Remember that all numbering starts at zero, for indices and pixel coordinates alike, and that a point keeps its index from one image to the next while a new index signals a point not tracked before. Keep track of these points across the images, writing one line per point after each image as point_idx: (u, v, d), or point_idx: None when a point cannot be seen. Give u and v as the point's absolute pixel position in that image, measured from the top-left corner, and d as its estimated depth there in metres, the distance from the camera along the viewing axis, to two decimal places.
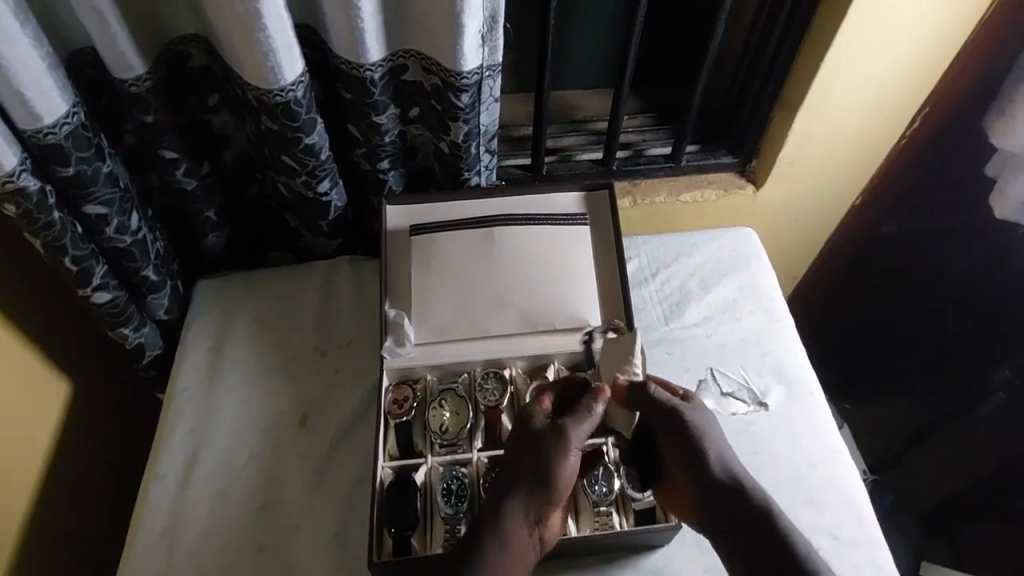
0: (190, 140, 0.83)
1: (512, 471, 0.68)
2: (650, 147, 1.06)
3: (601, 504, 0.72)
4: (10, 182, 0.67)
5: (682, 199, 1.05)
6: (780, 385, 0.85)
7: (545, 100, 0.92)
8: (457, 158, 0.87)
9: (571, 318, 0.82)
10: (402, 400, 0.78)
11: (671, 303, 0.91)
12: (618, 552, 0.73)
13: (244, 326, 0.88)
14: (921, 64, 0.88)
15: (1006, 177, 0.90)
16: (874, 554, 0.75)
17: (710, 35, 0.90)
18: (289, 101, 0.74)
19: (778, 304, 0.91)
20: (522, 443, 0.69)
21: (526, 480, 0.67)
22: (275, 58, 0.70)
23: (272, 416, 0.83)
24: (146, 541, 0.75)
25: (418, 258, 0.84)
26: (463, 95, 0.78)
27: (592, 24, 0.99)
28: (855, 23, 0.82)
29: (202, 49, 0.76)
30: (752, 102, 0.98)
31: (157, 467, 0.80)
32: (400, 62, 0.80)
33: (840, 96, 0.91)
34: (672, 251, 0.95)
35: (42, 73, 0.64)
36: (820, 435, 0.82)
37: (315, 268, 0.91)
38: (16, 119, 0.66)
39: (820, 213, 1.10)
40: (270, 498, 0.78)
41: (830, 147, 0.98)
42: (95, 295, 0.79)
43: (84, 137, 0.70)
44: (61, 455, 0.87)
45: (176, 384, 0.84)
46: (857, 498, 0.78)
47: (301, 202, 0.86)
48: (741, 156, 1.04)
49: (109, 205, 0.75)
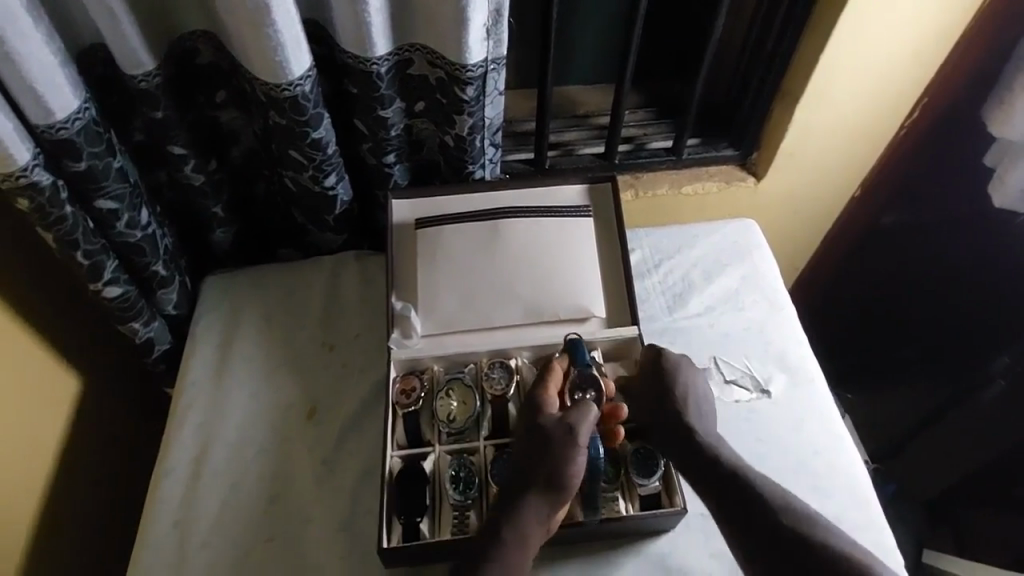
0: (198, 136, 0.84)
1: (534, 468, 0.68)
2: (652, 141, 1.07)
3: (608, 489, 0.74)
4: (24, 177, 0.68)
5: (683, 192, 1.06)
6: (782, 373, 0.86)
7: (547, 94, 0.93)
8: (462, 152, 0.87)
9: (575, 309, 0.83)
10: (409, 390, 0.78)
11: (674, 293, 0.92)
12: (626, 537, 0.74)
13: (251, 319, 0.89)
14: (920, 54, 0.89)
15: (1006, 165, 0.90)
16: (878, 536, 0.76)
17: (711, 28, 0.91)
18: (298, 96, 0.75)
19: (780, 292, 0.92)
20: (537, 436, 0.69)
21: (546, 476, 0.67)
22: (283, 54, 0.71)
23: (280, 408, 0.83)
24: (158, 532, 0.76)
25: (425, 251, 0.85)
26: (468, 88, 0.79)
27: (594, 21, 1.00)
28: (854, 15, 0.83)
29: (210, 45, 0.77)
30: (752, 95, 0.99)
31: (168, 460, 0.81)
32: (406, 56, 0.81)
33: (840, 87, 0.92)
34: (674, 242, 0.96)
35: (55, 69, 0.65)
36: (822, 421, 0.83)
37: (322, 262, 0.92)
38: (28, 115, 0.67)
39: (820, 204, 1.11)
40: (278, 490, 0.79)
41: (830, 138, 0.99)
42: (106, 290, 0.80)
43: (95, 133, 0.71)
44: (72, 448, 0.88)
45: (185, 379, 0.85)
46: (859, 482, 0.79)
47: (307, 196, 0.87)
48: (742, 148, 1.05)
49: (119, 200, 0.76)
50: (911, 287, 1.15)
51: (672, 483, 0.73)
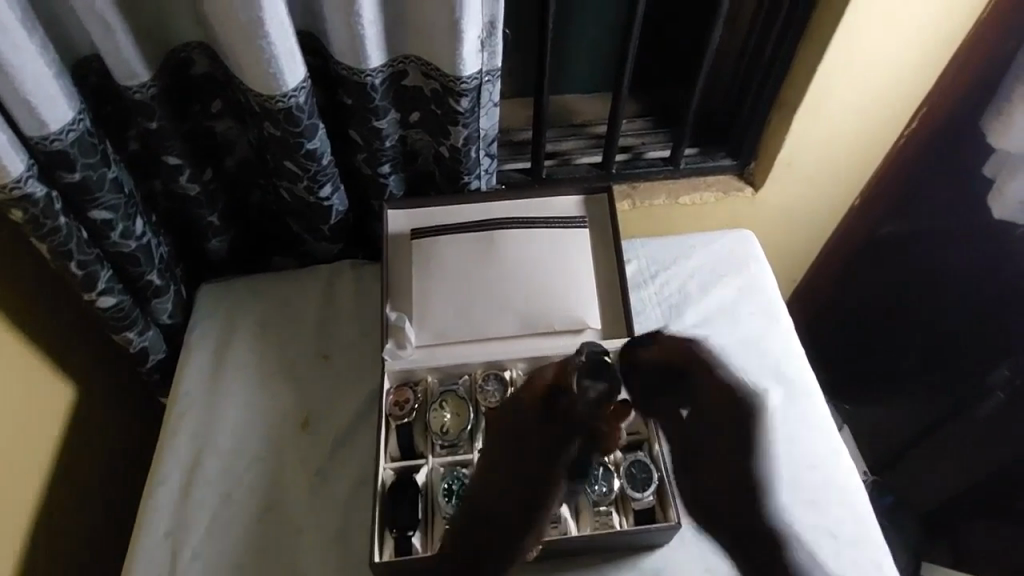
0: (193, 147, 0.84)
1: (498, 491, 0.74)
2: (648, 151, 1.07)
3: (601, 504, 0.73)
4: (17, 188, 0.68)
5: (681, 202, 1.06)
6: (778, 386, 0.85)
7: (543, 104, 0.93)
8: (457, 162, 0.87)
9: (570, 320, 0.83)
10: (402, 402, 0.78)
11: (670, 304, 0.92)
12: (618, 552, 0.74)
13: (245, 329, 0.89)
14: (916, 67, 0.89)
15: (1004, 177, 0.90)
16: (874, 553, 0.76)
17: (708, 39, 0.91)
18: (291, 107, 0.75)
19: (776, 303, 0.92)
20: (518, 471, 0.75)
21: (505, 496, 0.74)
22: (276, 65, 0.71)
23: (273, 418, 0.83)
24: (150, 543, 0.76)
25: (420, 261, 0.85)
26: (463, 100, 0.79)
27: (590, 31, 1.00)
28: (849, 28, 0.83)
29: (205, 56, 0.77)
30: (748, 105, 0.99)
31: (160, 470, 0.80)
32: (400, 67, 0.81)
33: (836, 99, 0.92)
34: (670, 253, 0.95)
35: (49, 81, 0.65)
36: (819, 434, 0.82)
37: (318, 272, 0.92)
38: (22, 126, 0.67)
39: (817, 214, 1.11)
40: (271, 500, 0.78)
41: (827, 149, 0.99)
42: (100, 299, 0.80)
43: (89, 144, 0.71)
44: (66, 457, 0.88)
45: (179, 388, 0.85)
46: (856, 498, 0.79)
47: (302, 207, 0.87)
48: (739, 159, 1.05)
49: (114, 210, 0.76)
50: (908, 296, 1.15)
51: (666, 496, 0.73)
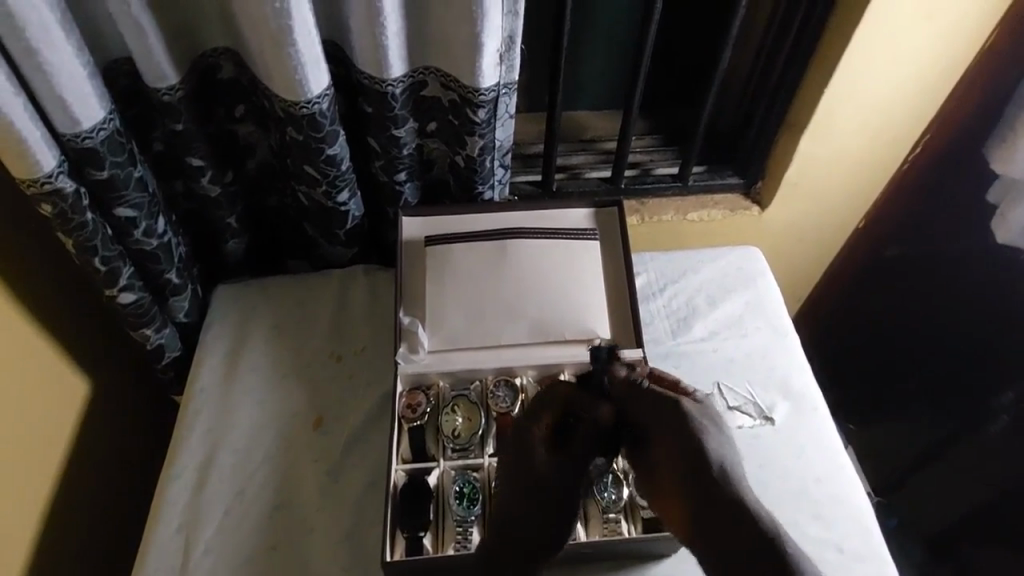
0: (216, 150, 0.85)
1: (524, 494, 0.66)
2: (657, 167, 1.09)
3: (610, 510, 0.74)
4: (48, 183, 0.69)
5: (689, 218, 1.07)
6: (785, 401, 0.87)
7: (557, 118, 0.95)
8: (472, 171, 0.89)
9: (580, 330, 0.84)
10: (414, 405, 0.80)
11: (678, 318, 0.93)
12: (625, 560, 0.75)
13: (260, 332, 0.90)
14: (923, 91, 0.91)
15: (1009, 203, 0.92)
16: (879, 568, 0.76)
17: (719, 60, 0.93)
18: (315, 113, 0.76)
19: (784, 320, 0.93)
20: (548, 467, 0.66)
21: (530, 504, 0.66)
22: (302, 72, 0.72)
23: (285, 419, 0.84)
24: (163, 537, 0.77)
25: (435, 267, 0.86)
26: (480, 111, 0.81)
27: (604, 49, 1.02)
28: (857, 52, 0.85)
29: (231, 62, 0.79)
30: (756, 125, 1.02)
31: (174, 465, 0.81)
32: (420, 78, 0.83)
33: (844, 120, 0.94)
34: (678, 268, 0.97)
35: (82, 80, 0.67)
36: (824, 450, 0.83)
37: (331, 276, 0.93)
38: (55, 123, 0.68)
39: (824, 234, 1.12)
40: (285, 498, 0.79)
41: (834, 170, 1.01)
42: (120, 295, 0.81)
43: (118, 142, 0.73)
44: (80, 451, 0.88)
45: (194, 386, 0.86)
46: (863, 513, 0.80)
47: (319, 211, 0.88)
48: (747, 177, 1.07)
49: (138, 208, 0.77)
50: (913, 319, 1.17)
51: None
